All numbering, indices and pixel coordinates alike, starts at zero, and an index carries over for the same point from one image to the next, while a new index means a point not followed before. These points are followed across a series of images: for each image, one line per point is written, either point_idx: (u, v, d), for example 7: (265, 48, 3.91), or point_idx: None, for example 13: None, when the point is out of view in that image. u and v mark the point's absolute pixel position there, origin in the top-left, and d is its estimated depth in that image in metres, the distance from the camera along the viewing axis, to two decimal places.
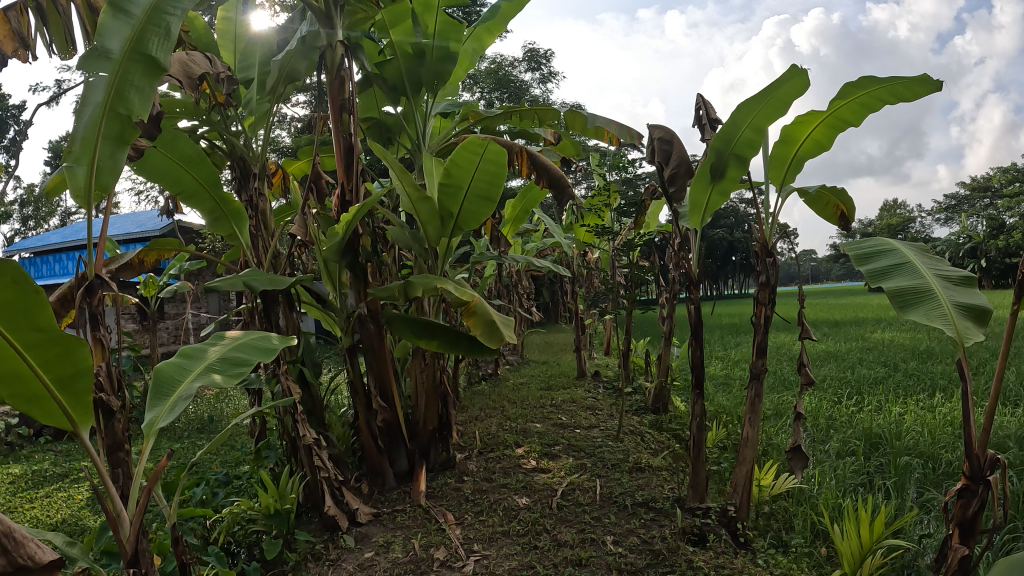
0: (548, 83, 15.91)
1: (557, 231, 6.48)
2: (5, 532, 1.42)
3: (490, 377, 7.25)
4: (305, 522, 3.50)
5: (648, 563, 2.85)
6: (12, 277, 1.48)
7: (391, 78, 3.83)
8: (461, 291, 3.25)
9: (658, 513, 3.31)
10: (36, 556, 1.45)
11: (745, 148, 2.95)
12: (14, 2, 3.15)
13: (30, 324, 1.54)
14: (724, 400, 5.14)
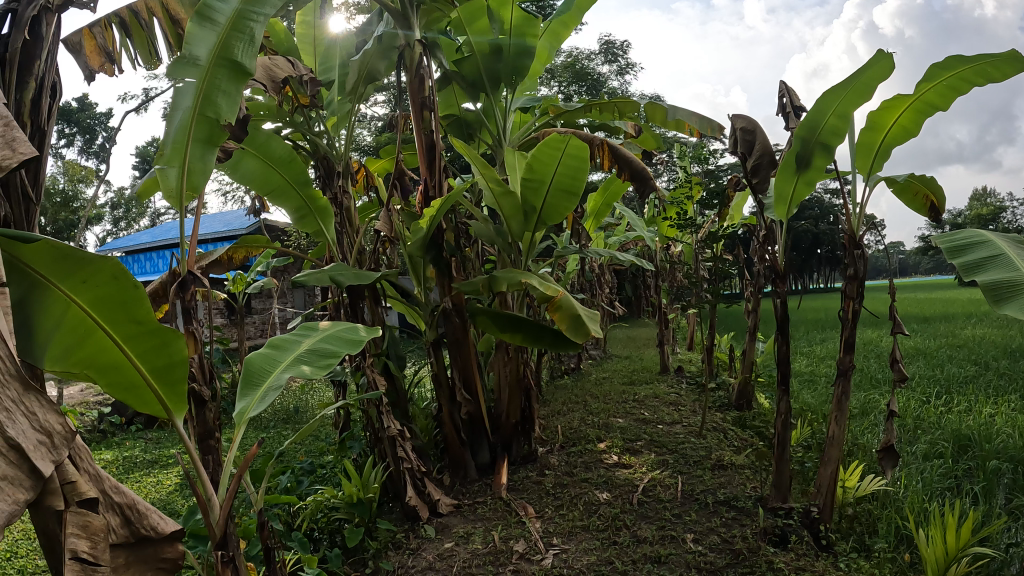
0: (625, 75, 15.74)
1: (639, 224, 6.42)
2: (129, 504, 1.45)
3: (572, 372, 7.23)
4: (387, 512, 3.58)
5: (728, 563, 2.79)
6: (114, 272, 1.56)
7: (469, 74, 3.87)
8: (545, 285, 3.25)
9: (740, 513, 3.23)
10: (159, 527, 1.47)
11: (830, 136, 2.85)
12: (99, 19, 3.29)
13: (129, 317, 1.62)
14: (809, 398, 5.00)
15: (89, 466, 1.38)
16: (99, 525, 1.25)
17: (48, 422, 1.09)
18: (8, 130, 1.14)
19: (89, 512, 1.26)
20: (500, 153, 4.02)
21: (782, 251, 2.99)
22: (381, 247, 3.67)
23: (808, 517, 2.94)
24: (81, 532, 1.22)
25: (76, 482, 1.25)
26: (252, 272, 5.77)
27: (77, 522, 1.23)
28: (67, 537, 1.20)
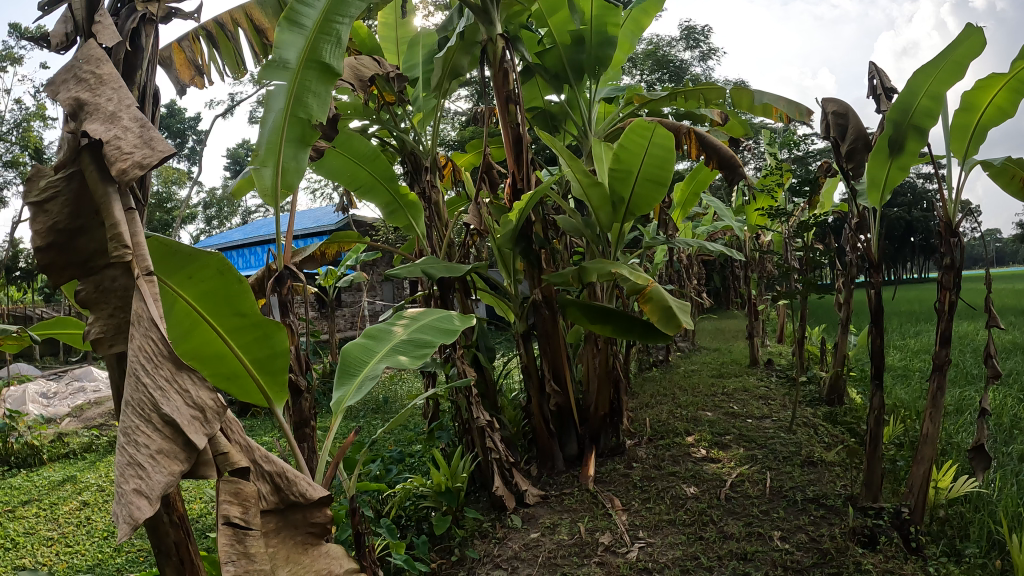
0: (708, 60, 15.38)
1: (727, 213, 6.29)
2: (278, 472, 1.37)
3: (660, 364, 7.17)
4: (474, 501, 3.64)
5: (814, 563, 2.73)
6: (217, 267, 1.65)
7: (552, 66, 3.90)
8: (637, 275, 3.24)
9: (829, 511, 3.15)
10: (307, 493, 1.37)
11: (923, 118, 2.73)
12: (188, 33, 3.45)
13: (232, 310, 1.70)
14: (903, 393, 4.80)
15: (236, 432, 1.35)
16: (251, 491, 1.20)
17: (202, 397, 1.11)
18: (145, 130, 1.17)
19: (239, 480, 1.20)
20: (586, 144, 4.01)
21: (876, 241, 2.90)
22: (471, 240, 3.72)
23: (898, 518, 2.82)
24: (231, 499, 1.16)
25: (228, 452, 1.21)
26: (343, 266, 5.95)
27: (229, 489, 1.17)
28: (219, 503, 1.14)
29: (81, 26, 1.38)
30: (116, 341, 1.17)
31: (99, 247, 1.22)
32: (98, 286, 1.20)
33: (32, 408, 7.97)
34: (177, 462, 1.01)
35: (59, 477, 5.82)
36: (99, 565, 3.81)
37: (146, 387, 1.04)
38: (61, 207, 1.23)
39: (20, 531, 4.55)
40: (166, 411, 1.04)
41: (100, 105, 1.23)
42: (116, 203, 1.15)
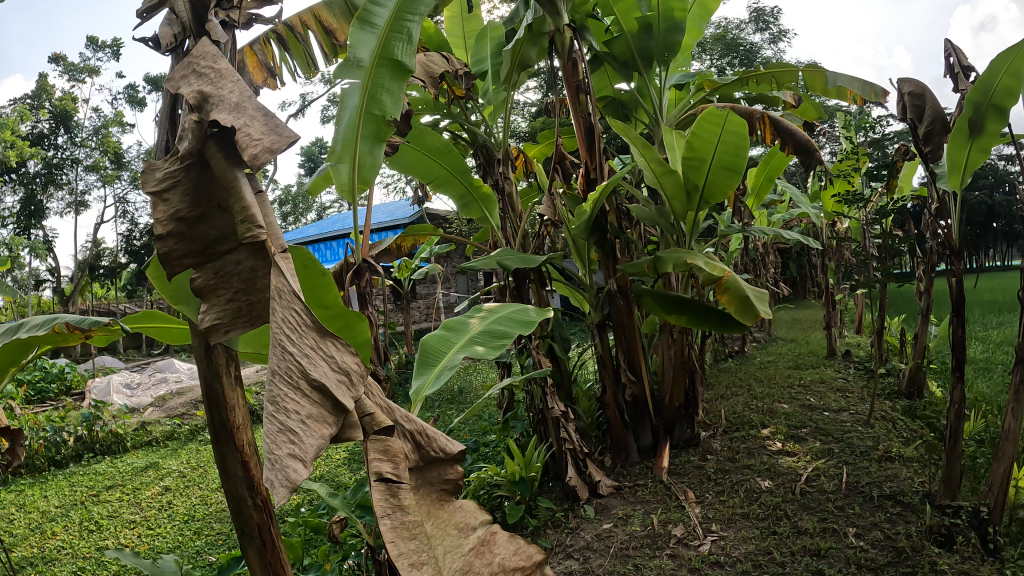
0: (779, 43, 14.96)
1: (803, 200, 6.12)
2: (419, 430, 1.31)
3: (736, 355, 7.04)
4: (548, 491, 3.66)
5: (890, 561, 2.64)
6: (302, 261, 1.71)
7: (621, 54, 3.85)
8: (713, 265, 3.20)
9: (907, 509, 3.04)
10: (445, 447, 1.27)
11: (1004, 97, 2.64)
12: (259, 37, 3.52)
13: (317, 301, 1.75)
14: (986, 387, 4.59)
15: (377, 394, 1.33)
16: (399, 448, 1.19)
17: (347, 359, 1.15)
18: (270, 118, 1.20)
19: (386, 439, 1.20)
20: (659, 131, 3.95)
21: (958, 227, 2.76)
22: (544, 231, 3.72)
23: (977, 518, 2.68)
24: (382, 456, 1.17)
25: (374, 413, 1.21)
26: (417, 258, 6.04)
27: (378, 447, 1.18)
28: (370, 460, 1.14)
29: (190, 26, 1.48)
30: (230, 326, 1.19)
31: (219, 233, 1.28)
32: (218, 271, 1.24)
33: (117, 398, 8.39)
34: (325, 427, 1.01)
35: (143, 463, 6.11)
36: (180, 547, 3.98)
37: (291, 353, 1.03)
38: (180, 196, 1.30)
39: (107, 514, 4.80)
40: (311, 376, 1.04)
41: (223, 97, 1.25)
42: (246, 187, 1.21)
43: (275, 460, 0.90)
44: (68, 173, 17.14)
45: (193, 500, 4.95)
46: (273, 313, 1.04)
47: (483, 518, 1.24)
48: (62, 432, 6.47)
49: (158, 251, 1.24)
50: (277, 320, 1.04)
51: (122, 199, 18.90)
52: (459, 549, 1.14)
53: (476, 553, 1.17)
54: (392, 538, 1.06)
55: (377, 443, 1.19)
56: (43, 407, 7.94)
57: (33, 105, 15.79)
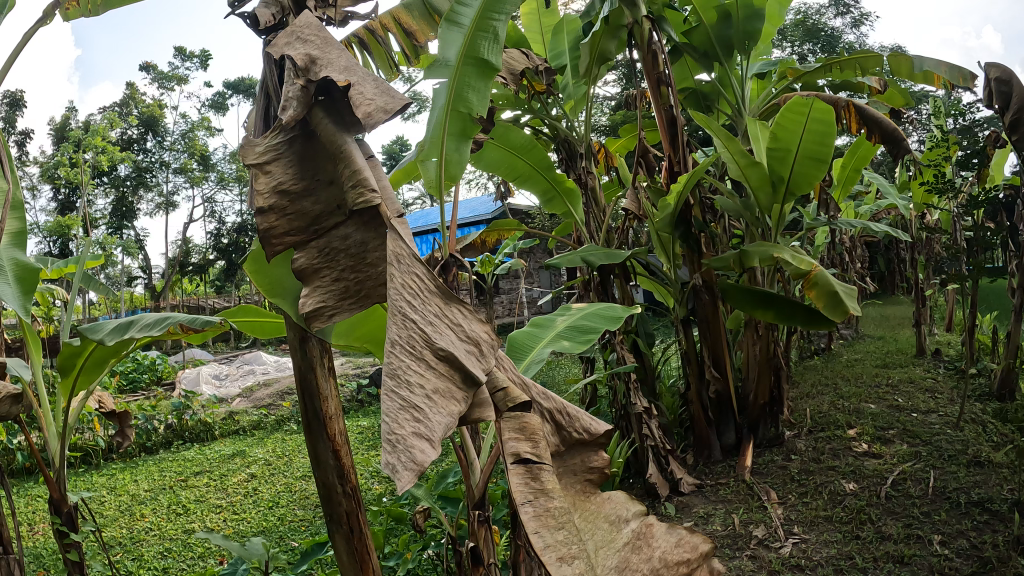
0: (861, 26, 14.37)
1: (890, 191, 5.91)
2: (558, 409, 1.30)
3: (822, 352, 6.83)
4: (630, 487, 3.68)
5: (975, 571, 2.50)
6: None
7: (701, 44, 3.78)
8: (799, 258, 3.11)
9: (995, 517, 2.86)
10: (591, 428, 1.27)
11: None
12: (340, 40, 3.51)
13: None
14: None
15: (511, 371, 1.34)
16: (537, 426, 1.16)
17: (474, 331, 1.18)
18: (378, 84, 1.28)
19: (523, 416, 1.18)
20: (742, 123, 3.88)
21: None
22: (628, 224, 3.70)
23: None
24: (519, 436, 1.14)
25: (507, 388, 1.20)
26: (500, 254, 6.10)
27: (514, 427, 1.15)
28: (507, 441, 1.12)
29: (288, 6, 1.55)
30: (336, 308, 1.21)
31: (325, 208, 1.30)
32: (323, 249, 1.27)
33: (208, 389, 8.77)
34: (451, 407, 1.01)
35: (230, 451, 6.36)
36: (265, 531, 4.14)
37: (410, 324, 1.05)
38: (281, 169, 1.35)
39: (194, 499, 5.02)
40: (430, 351, 1.05)
41: (332, 60, 1.29)
42: (356, 150, 1.26)
43: (400, 438, 0.88)
44: (158, 175, 17.99)
45: (276, 487, 5.12)
46: (388, 284, 1.06)
47: (636, 509, 1.17)
48: (153, 420, 6.82)
49: (261, 227, 1.26)
50: (394, 289, 1.06)
51: (212, 199, 19.73)
52: (612, 545, 1.10)
53: (632, 549, 1.11)
54: (536, 527, 1.01)
55: (512, 421, 1.16)
56: (137, 396, 8.37)
57: (121, 112, 16.70)
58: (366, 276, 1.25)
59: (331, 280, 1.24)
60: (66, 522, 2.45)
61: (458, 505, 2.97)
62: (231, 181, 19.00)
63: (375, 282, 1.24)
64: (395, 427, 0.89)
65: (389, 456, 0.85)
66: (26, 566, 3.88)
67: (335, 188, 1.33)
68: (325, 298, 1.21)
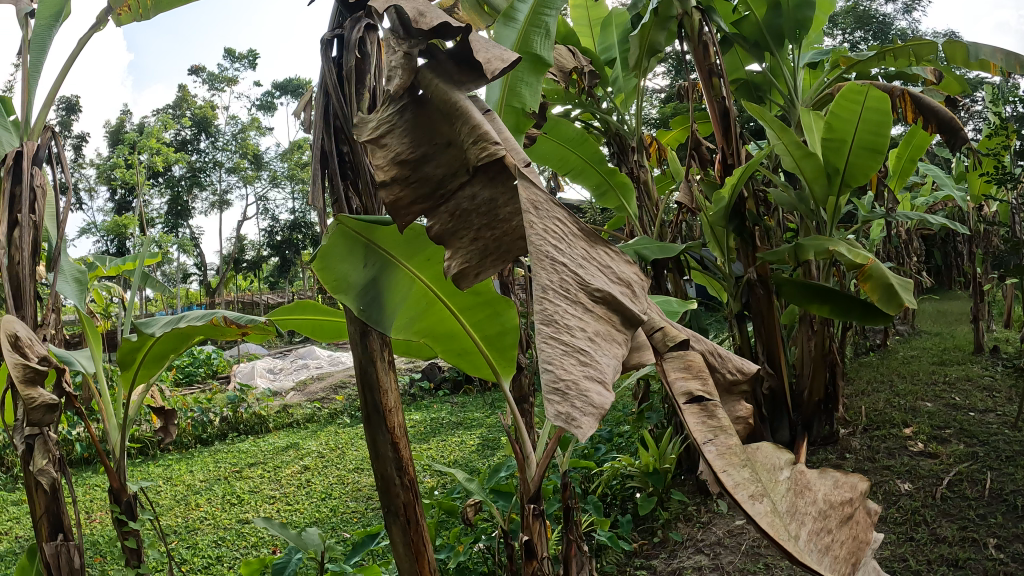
0: (915, 11, 13.96)
1: (947, 182, 5.74)
2: (710, 350, 1.34)
3: (877, 348, 6.68)
4: (682, 483, 3.71)
5: None
6: None
7: (751, 34, 3.71)
8: (853, 253, 3.06)
9: None
10: (742, 368, 1.32)
11: None
12: None
13: (468, 292, 1.64)
14: None
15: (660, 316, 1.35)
16: (701, 365, 1.18)
17: (617, 274, 1.18)
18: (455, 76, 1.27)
19: (685, 355, 1.21)
20: (795, 113, 3.82)
21: None
22: (682, 218, 3.68)
23: None
24: (685, 374, 1.17)
25: (664, 330, 1.24)
26: None
27: (678, 366, 1.18)
28: (676, 382, 1.14)
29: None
30: (481, 267, 1.15)
31: (448, 172, 1.24)
32: (454, 213, 1.21)
33: (262, 383, 8.99)
34: (606, 355, 0.99)
35: (284, 443, 6.50)
36: (317, 522, 4.22)
37: (557, 267, 1.01)
38: (396, 139, 1.29)
39: (249, 489, 5.15)
40: (580, 297, 1.02)
41: (442, 30, 1.24)
42: (471, 106, 1.23)
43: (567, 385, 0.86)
44: (212, 174, 18.46)
45: (329, 479, 5.21)
46: (527, 229, 1.03)
47: (787, 458, 1.13)
48: (208, 413, 7.02)
49: (388, 200, 1.23)
50: (537, 237, 1.03)
51: (264, 196, 20.15)
52: (779, 490, 1.06)
53: (796, 493, 1.07)
54: (723, 466, 1.01)
55: (676, 361, 1.20)
56: (192, 390, 8.62)
57: (175, 114, 17.18)
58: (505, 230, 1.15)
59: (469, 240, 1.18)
60: (125, 511, 2.52)
61: (510, 499, 2.99)
62: (283, 179, 19.39)
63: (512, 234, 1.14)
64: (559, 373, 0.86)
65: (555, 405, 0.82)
66: (87, 552, 4.04)
67: (455, 148, 1.25)
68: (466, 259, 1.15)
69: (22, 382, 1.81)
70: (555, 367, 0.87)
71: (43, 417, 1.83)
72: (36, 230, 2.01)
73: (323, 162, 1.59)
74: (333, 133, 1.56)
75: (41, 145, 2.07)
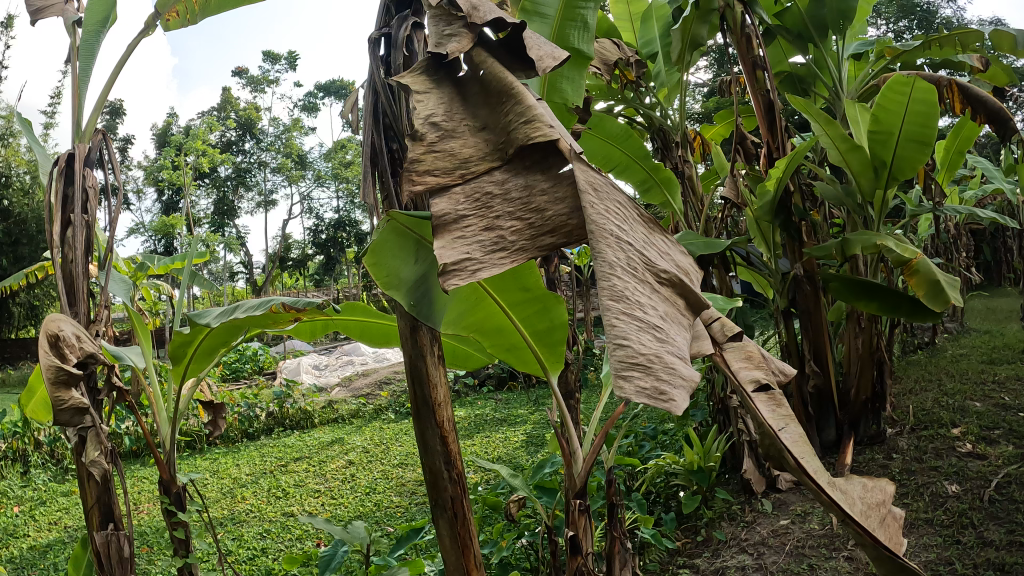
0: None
1: (998, 175, 5.58)
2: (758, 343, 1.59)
3: (926, 346, 6.53)
4: (726, 481, 3.69)
5: None
6: None
7: (794, 26, 3.66)
8: (902, 247, 2.96)
9: None
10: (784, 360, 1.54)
11: None
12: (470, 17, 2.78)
13: (519, 286, 1.69)
14: None
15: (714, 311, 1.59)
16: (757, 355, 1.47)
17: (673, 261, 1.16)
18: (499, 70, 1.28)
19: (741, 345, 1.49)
20: (841, 106, 3.75)
21: None
22: (725, 213, 3.64)
23: None
24: (747, 363, 1.45)
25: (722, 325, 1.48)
26: None
27: (740, 356, 1.47)
28: (743, 369, 1.43)
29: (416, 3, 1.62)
30: (482, 261, 0.99)
31: (475, 156, 1.18)
32: (474, 196, 1.11)
33: (307, 378, 9.15)
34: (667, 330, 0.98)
35: (329, 438, 6.61)
36: (362, 516, 4.30)
37: (625, 249, 0.98)
38: (435, 102, 1.31)
39: (295, 483, 5.25)
40: (647, 279, 1.01)
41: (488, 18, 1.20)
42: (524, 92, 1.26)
43: (652, 361, 0.84)
44: (257, 174, 18.82)
45: (374, 474, 5.28)
46: (586, 208, 0.99)
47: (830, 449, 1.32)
48: (255, 408, 7.18)
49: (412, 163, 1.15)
50: (599, 216, 0.98)
51: (308, 195, 20.45)
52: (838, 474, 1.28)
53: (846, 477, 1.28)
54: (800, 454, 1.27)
55: (734, 352, 1.47)
56: (239, 386, 8.81)
57: (220, 116, 17.59)
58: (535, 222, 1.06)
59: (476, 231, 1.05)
60: (175, 502, 2.59)
61: (554, 495, 3.00)
62: (326, 178, 19.66)
63: (536, 227, 1.05)
64: (640, 345, 0.84)
65: (655, 384, 0.81)
66: (139, 542, 4.18)
67: (487, 132, 1.24)
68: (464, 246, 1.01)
69: (52, 385, 1.88)
70: (633, 339, 0.84)
71: (71, 420, 1.92)
72: (90, 230, 2.08)
73: (372, 161, 1.61)
74: (383, 131, 1.58)
75: (93, 147, 2.13)
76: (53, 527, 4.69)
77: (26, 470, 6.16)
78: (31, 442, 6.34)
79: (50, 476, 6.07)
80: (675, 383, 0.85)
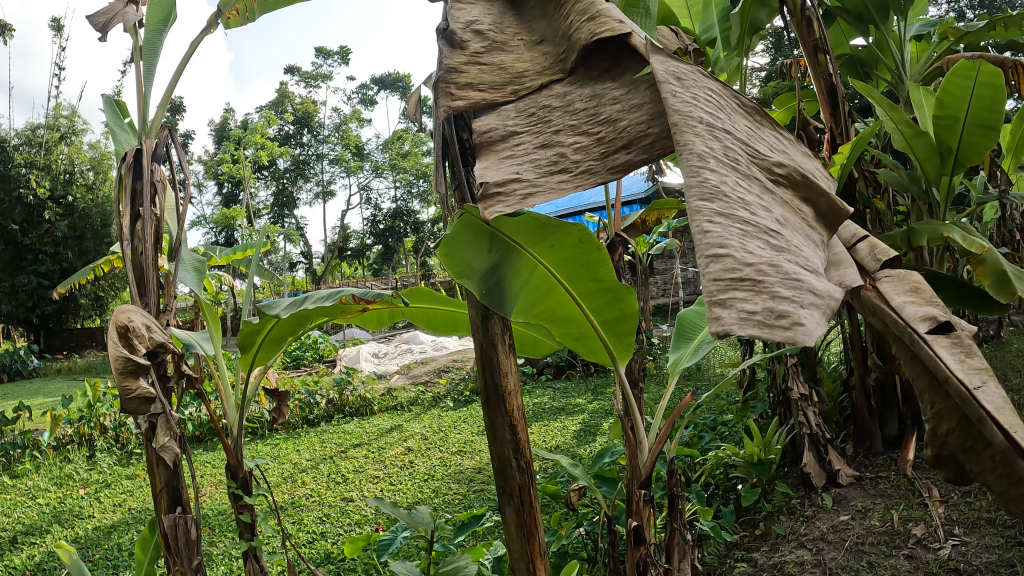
0: None
1: None
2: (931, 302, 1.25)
3: (993, 337, 6.27)
4: (786, 475, 3.64)
5: None
6: (577, 236, 1.63)
7: (854, 8, 3.52)
8: (969, 239, 2.71)
9: None
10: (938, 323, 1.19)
11: None
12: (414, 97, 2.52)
13: (590, 275, 1.71)
14: None
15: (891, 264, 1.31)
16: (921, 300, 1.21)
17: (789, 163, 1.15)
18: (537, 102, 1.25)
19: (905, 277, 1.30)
20: (904, 90, 3.62)
21: None
22: None
23: None
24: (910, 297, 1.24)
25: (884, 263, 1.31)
26: (654, 234, 6.05)
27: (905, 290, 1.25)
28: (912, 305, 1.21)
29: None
30: (536, 184, 1.06)
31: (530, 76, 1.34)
32: (528, 115, 1.25)
33: (367, 366, 9.33)
34: (792, 230, 0.96)
35: (387, 425, 6.73)
36: (421, 502, 4.38)
37: (719, 139, 1.01)
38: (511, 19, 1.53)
39: (354, 469, 5.36)
40: (751, 172, 1.02)
41: None
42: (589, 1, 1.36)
43: (761, 274, 0.77)
44: (315, 166, 19.23)
45: (432, 461, 5.36)
46: (672, 99, 1.05)
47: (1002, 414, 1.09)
48: (315, 395, 7.36)
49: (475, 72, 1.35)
50: (683, 103, 1.05)
51: (365, 187, 20.74)
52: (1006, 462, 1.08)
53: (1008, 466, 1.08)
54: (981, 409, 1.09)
55: (901, 283, 1.28)
56: (300, 373, 9.01)
57: (279, 111, 17.99)
58: (595, 142, 1.15)
59: (537, 156, 1.13)
60: (241, 487, 2.66)
61: (613, 485, 3.01)
62: (383, 168, 19.94)
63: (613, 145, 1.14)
64: (744, 255, 0.79)
65: (764, 303, 0.73)
66: (207, 523, 4.34)
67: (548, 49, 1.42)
68: (519, 170, 1.08)
69: (120, 374, 1.95)
70: (737, 251, 0.78)
71: (138, 408, 1.98)
72: (158, 223, 2.15)
73: (443, 149, 1.61)
74: (454, 122, 1.59)
75: (159, 143, 2.22)
76: (117, 508, 4.88)
77: (92, 454, 6.43)
78: (98, 427, 6.60)
79: (116, 459, 6.30)
80: (793, 301, 0.76)
